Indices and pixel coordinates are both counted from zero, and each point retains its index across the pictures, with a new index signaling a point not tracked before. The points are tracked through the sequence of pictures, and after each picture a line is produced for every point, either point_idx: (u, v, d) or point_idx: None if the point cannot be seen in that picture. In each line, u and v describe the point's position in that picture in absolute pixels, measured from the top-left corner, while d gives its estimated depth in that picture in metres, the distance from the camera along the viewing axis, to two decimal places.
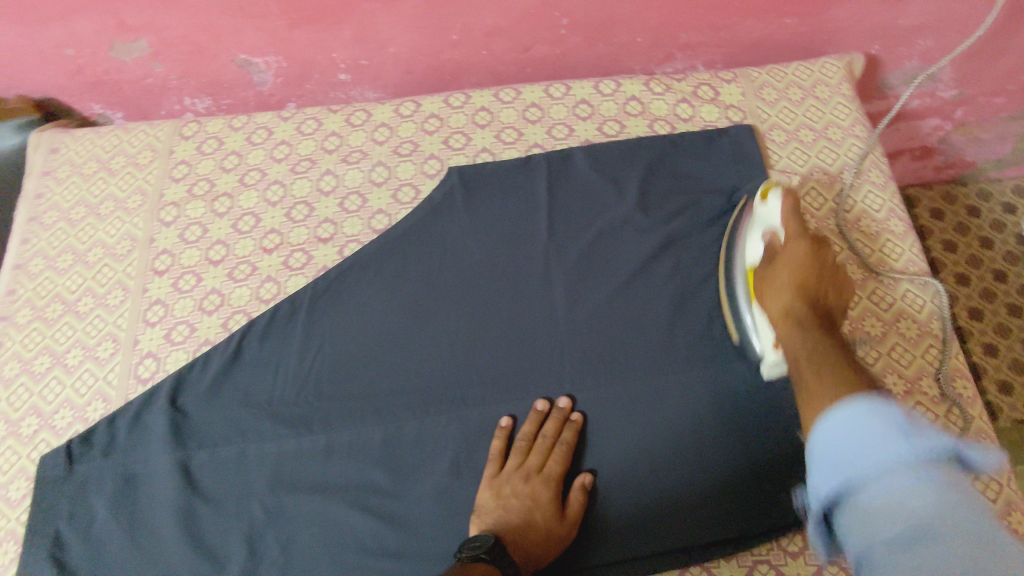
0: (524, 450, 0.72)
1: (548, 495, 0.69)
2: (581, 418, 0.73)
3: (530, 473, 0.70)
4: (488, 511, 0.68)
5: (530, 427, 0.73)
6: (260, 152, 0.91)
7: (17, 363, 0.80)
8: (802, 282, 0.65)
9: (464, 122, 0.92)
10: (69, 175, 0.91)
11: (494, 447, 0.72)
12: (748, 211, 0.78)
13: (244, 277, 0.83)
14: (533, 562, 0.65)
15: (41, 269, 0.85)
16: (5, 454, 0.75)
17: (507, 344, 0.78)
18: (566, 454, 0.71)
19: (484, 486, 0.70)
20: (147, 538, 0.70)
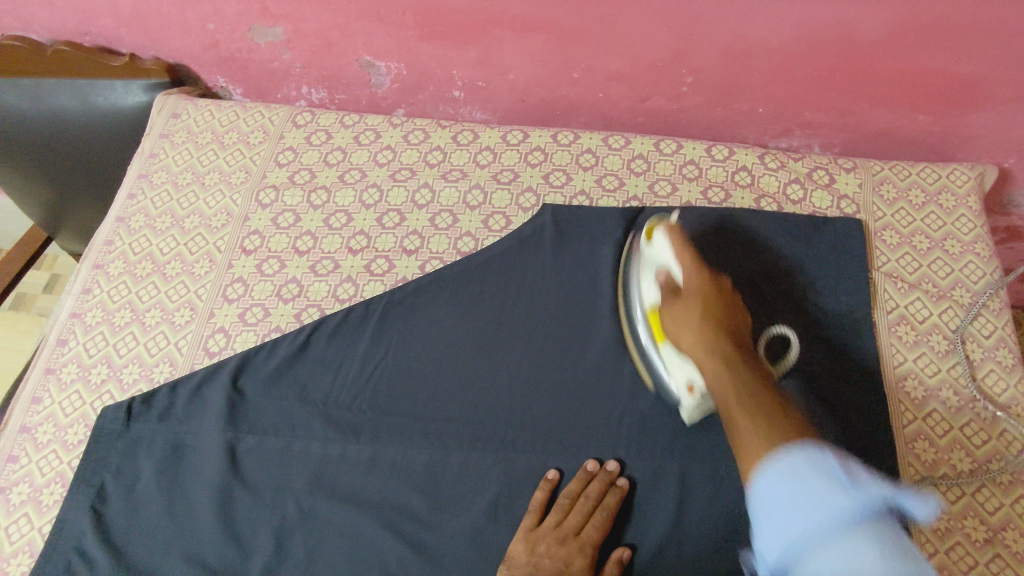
0: (565, 508, 0.70)
1: (582, 562, 0.67)
2: (628, 483, 0.71)
3: (568, 535, 0.68)
4: (520, 564, 0.66)
5: (576, 484, 0.71)
6: (364, 153, 0.92)
7: (100, 311, 0.82)
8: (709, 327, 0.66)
9: (568, 161, 0.91)
10: (183, 140, 0.94)
11: (537, 498, 0.71)
12: (636, 251, 0.80)
13: (325, 272, 0.84)
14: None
15: (140, 226, 0.88)
16: (70, 397, 0.77)
17: (568, 395, 0.76)
18: (607, 519, 0.68)
19: (519, 537, 0.68)
20: (184, 510, 0.71)
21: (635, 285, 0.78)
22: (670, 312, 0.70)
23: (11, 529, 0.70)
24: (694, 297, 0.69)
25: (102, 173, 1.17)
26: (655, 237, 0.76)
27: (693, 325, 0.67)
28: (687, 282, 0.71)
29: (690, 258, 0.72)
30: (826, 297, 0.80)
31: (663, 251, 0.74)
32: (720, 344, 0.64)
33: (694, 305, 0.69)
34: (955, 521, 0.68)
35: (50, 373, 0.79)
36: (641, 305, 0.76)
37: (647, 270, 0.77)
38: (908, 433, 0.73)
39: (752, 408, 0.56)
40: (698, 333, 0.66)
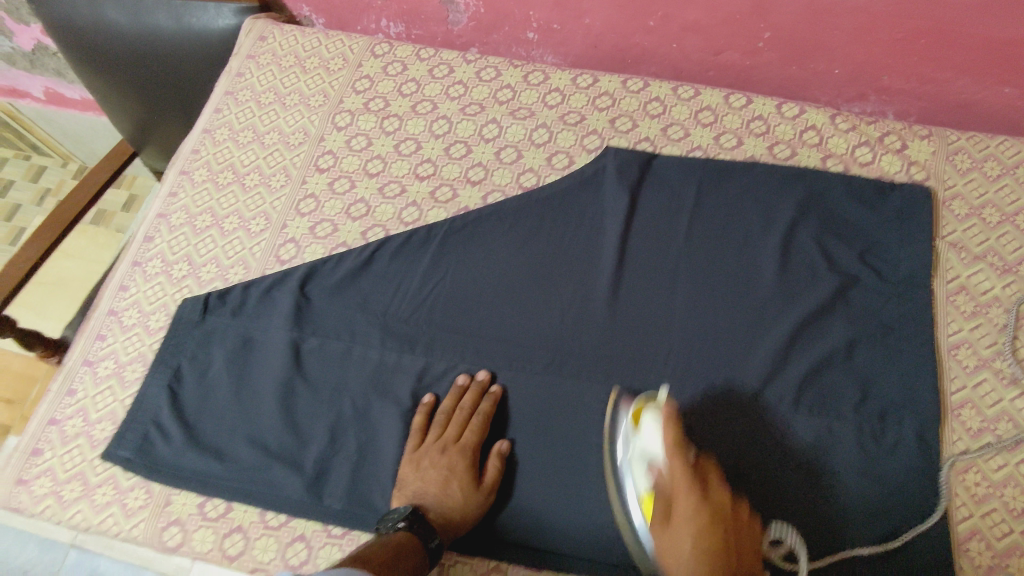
0: (442, 423, 0.74)
1: (463, 464, 0.71)
2: (499, 391, 0.76)
3: (447, 444, 0.73)
4: (410, 483, 0.71)
5: (450, 401, 0.76)
6: (437, 86, 0.95)
7: (184, 214, 0.88)
8: (709, 524, 0.57)
9: (635, 108, 0.92)
10: (268, 62, 0.99)
11: (414, 422, 0.75)
12: (624, 425, 0.71)
13: (392, 195, 0.88)
14: (456, 529, 0.69)
15: (224, 138, 0.93)
16: (154, 288, 0.84)
17: (614, 331, 0.79)
18: (482, 425, 0.74)
19: (405, 458, 0.73)
20: (251, 397, 0.77)
21: (624, 446, 0.70)
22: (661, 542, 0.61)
23: (97, 398, 0.77)
24: (680, 454, 0.62)
25: (185, 94, 1.23)
26: (643, 423, 0.68)
27: (687, 501, 0.59)
28: (678, 507, 0.60)
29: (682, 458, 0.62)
30: (881, 260, 0.80)
31: (650, 436, 0.66)
32: (704, 532, 0.57)
33: (672, 454, 0.62)
34: (989, 488, 0.70)
35: (137, 266, 0.85)
36: (628, 478, 0.68)
37: (636, 453, 0.68)
38: (955, 401, 0.74)
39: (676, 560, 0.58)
40: (673, 454, 0.62)
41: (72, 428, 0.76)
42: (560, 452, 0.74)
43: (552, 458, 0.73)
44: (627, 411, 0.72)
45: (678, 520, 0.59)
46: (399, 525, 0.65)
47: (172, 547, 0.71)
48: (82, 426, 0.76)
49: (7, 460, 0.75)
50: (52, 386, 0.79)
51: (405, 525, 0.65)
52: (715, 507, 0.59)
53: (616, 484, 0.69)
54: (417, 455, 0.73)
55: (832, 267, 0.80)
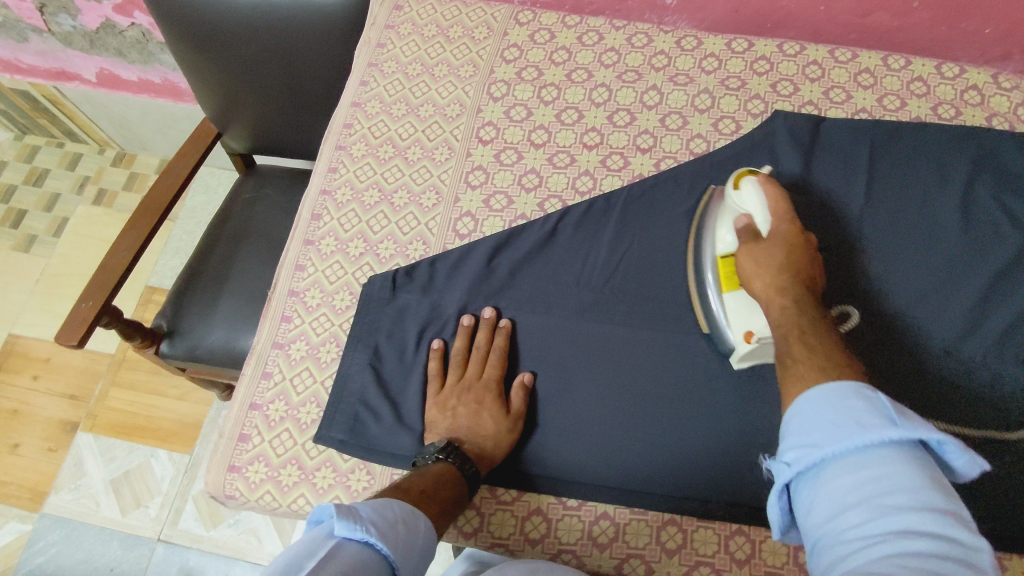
0: (459, 363, 0.75)
1: (491, 396, 0.73)
2: (509, 324, 0.78)
3: (471, 381, 0.74)
4: (439, 422, 0.72)
5: (462, 341, 0.76)
6: (589, 54, 0.94)
7: (349, 190, 0.86)
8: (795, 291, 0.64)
9: (794, 71, 0.92)
10: (409, 32, 0.96)
11: (431, 367, 0.76)
12: (719, 199, 0.80)
13: (563, 165, 0.87)
14: (487, 461, 0.70)
15: (378, 112, 0.91)
16: (332, 267, 0.81)
17: (810, 293, 0.79)
18: (501, 359, 0.75)
19: (430, 401, 0.74)
20: (441, 379, 0.75)
21: (711, 234, 0.78)
22: (745, 264, 0.69)
23: (295, 380, 0.75)
24: (778, 242, 0.68)
25: (289, 74, 1.18)
26: (743, 185, 0.73)
27: (778, 258, 0.67)
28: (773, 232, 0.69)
29: (784, 205, 0.71)
30: None
31: (751, 199, 0.72)
32: (794, 300, 0.63)
33: (781, 220, 0.70)
34: None
35: (310, 245, 0.83)
36: (713, 250, 0.77)
37: (728, 217, 0.75)
38: None
39: (794, 331, 0.60)
40: (786, 249, 0.68)
41: (277, 412, 0.74)
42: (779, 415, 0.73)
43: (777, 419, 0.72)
44: (724, 189, 0.79)
45: (765, 267, 0.67)
46: (436, 457, 0.67)
47: None
48: (287, 409, 0.74)
49: (214, 446, 0.73)
50: (245, 370, 0.77)
51: (442, 457, 0.67)
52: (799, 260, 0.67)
53: (700, 283, 0.78)
54: (440, 397, 0.74)
55: (1015, 223, 0.81)
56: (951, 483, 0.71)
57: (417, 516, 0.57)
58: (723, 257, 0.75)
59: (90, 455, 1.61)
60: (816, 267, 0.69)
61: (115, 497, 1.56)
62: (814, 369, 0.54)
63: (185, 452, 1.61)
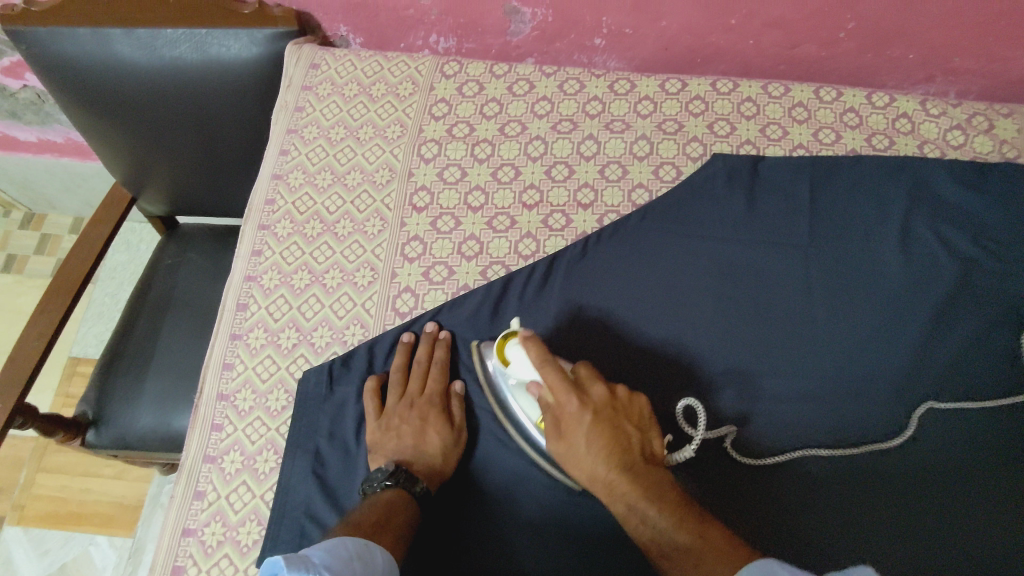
0: (399, 381, 0.74)
1: (434, 411, 0.71)
2: (449, 336, 0.76)
3: (413, 398, 0.73)
4: (384, 442, 0.70)
5: (401, 358, 0.75)
6: (521, 105, 0.90)
7: (277, 274, 0.79)
8: (611, 464, 0.61)
9: (730, 110, 0.90)
10: (329, 93, 0.90)
11: (369, 388, 0.73)
12: (492, 363, 0.73)
13: (504, 228, 0.82)
14: (439, 477, 0.68)
15: (301, 184, 0.84)
16: (264, 363, 0.75)
17: (763, 343, 0.77)
18: (442, 372, 0.74)
19: (371, 424, 0.72)
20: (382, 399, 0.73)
21: (513, 399, 0.71)
22: (557, 451, 0.65)
23: (232, 497, 0.69)
24: (574, 425, 0.63)
25: (206, 144, 1.10)
26: (509, 354, 0.68)
27: (584, 457, 0.62)
28: (566, 418, 0.64)
29: (555, 370, 0.64)
30: (998, 238, 0.81)
31: (525, 366, 0.67)
32: (608, 461, 0.61)
33: (562, 391, 0.64)
34: None
35: (237, 339, 0.76)
36: (527, 419, 0.69)
37: (520, 390, 0.70)
38: None
39: (653, 543, 0.57)
40: (591, 467, 0.62)
41: (214, 536, 0.68)
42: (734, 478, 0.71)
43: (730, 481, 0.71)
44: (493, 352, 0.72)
45: (573, 442, 0.63)
46: (386, 484, 0.65)
47: None
48: (225, 531, 0.68)
49: None
50: (174, 491, 0.70)
51: (391, 482, 0.65)
52: (598, 401, 0.64)
53: (522, 432, 0.71)
54: (383, 419, 0.72)
55: (955, 254, 0.80)
56: (915, 526, 0.69)
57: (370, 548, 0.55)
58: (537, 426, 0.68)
59: (20, 551, 1.48)
60: (592, 385, 0.65)
61: None
62: (690, 527, 0.55)
63: (127, 536, 1.50)
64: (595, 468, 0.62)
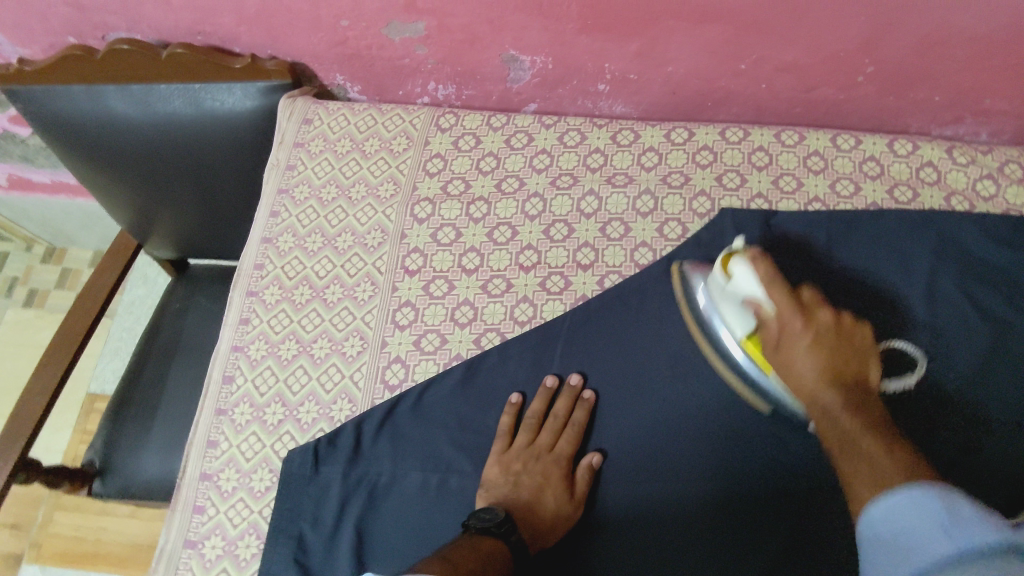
0: (535, 428, 0.72)
1: (559, 472, 0.69)
2: (593, 397, 0.73)
3: (542, 450, 0.70)
4: (499, 485, 0.68)
5: (540, 404, 0.73)
6: (519, 158, 0.86)
7: (263, 344, 0.77)
8: (828, 354, 0.59)
9: (740, 161, 0.85)
10: (321, 150, 0.88)
11: (503, 424, 0.72)
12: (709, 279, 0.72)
13: (499, 293, 0.79)
14: (539, 538, 0.66)
15: (291, 248, 0.82)
16: (249, 440, 0.72)
17: (774, 418, 0.71)
18: (578, 434, 0.71)
19: (493, 461, 0.70)
20: (511, 443, 0.71)
21: (715, 316, 0.71)
22: (775, 364, 0.63)
23: None
24: (800, 330, 0.61)
25: (205, 193, 1.09)
26: (734, 271, 0.68)
27: (802, 360, 0.60)
28: (789, 328, 0.62)
29: (781, 290, 0.64)
30: None
31: (745, 282, 0.67)
32: (821, 366, 0.59)
33: (790, 310, 0.63)
34: None
35: (222, 415, 0.74)
36: (729, 333, 0.69)
37: (727, 302, 0.69)
38: None
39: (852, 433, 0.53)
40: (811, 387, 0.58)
41: None
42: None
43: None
44: (713, 269, 0.71)
45: (796, 351, 0.61)
46: (485, 527, 0.61)
47: None
48: None
49: None
50: None
51: (490, 530, 0.62)
52: (824, 326, 0.61)
53: (720, 348, 0.72)
54: (504, 459, 0.70)
55: (984, 316, 0.74)
56: None
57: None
58: (743, 339, 0.68)
59: None
60: (819, 309, 0.63)
61: None
62: (886, 457, 0.49)
63: None
64: (806, 378, 0.59)
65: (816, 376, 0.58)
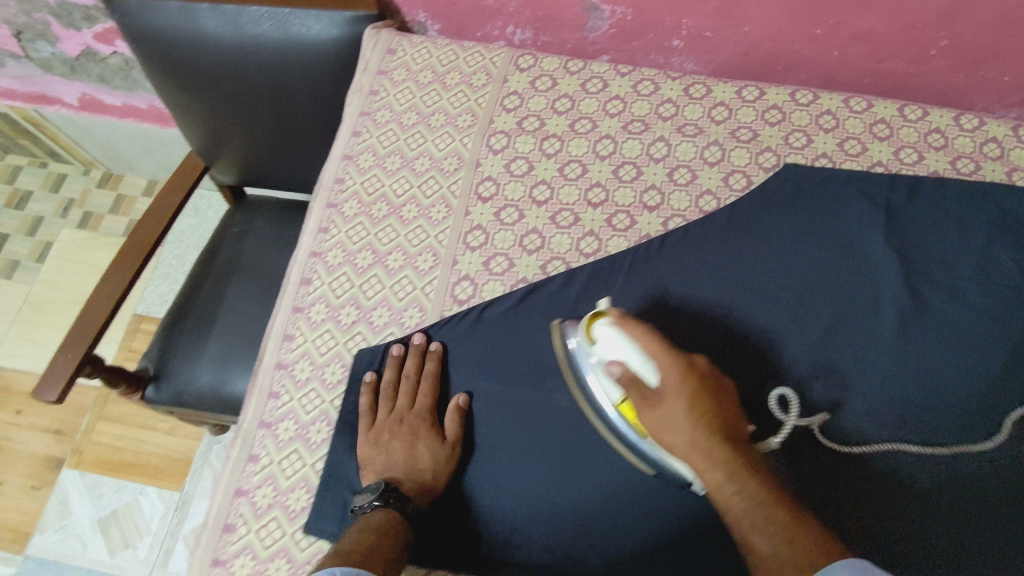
0: (395, 393, 0.74)
1: (422, 429, 0.72)
2: (438, 348, 0.76)
3: (403, 413, 0.73)
4: (374, 460, 0.71)
5: (394, 371, 0.75)
6: (593, 102, 0.89)
7: (341, 252, 0.81)
8: (706, 429, 0.60)
9: (808, 122, 0.88)
10: (403, 79, 0.91)
11: (364, 403, 0.74)
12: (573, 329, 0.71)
13: (567, 225, 0.82)
14: (429, 494, 0.69)
15: (370, 166, 0.86)
16: (323, 337, 0.77)
17: (818, 351, 0.75)
18: (432, 386, 0.74)
19: (363, 433, 0.72)
20: (373, 414, 0.74)
21: (584, 361, 0.69)
22: (651, 424, 0.62)
23: (284, 463, 0.72)
24: (675, 396, 0.61)
25: (280, 117, 1.13)
26: (596, 331, 0.66)
27: (683, 435, 0.60)
28: (668, 387, 0.61)
29: (670, 357, 0.62)
30: None
31: (611, 346, 0.64)
32: (711, 439, 0.59)
33: (672, 368, 0.62)
34: None
35: (299, 313, 0.78)
36: (606, 398, 0.67)
37: (599, 367, 0.67)
38: None
39: (728, 495, 0.57)
40: (690, 447, 0.60)
41: (265, 499, 0.70)
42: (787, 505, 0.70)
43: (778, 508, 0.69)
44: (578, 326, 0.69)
45: (671, 412, 0.61)
46: (375, 504, 0.66)
47: None
48: (275, 495, 0.70)
49: (198, 536, 0.70)
50: (230, 453, 0.73)
51: (379, 503, 0.66)
52: (705, 393, 0.61)
53: (589, 402, 0.71)
54: (375, 432, 0.72)
55: None
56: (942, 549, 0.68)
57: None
58: (619, 404, 0.66)
59: (77, 493, 1.57)
60: (705, 367, 0.63)
61: (103, 538, 1.52)
62: (780, 526, 0.54)
63: (174, 489, 1.56)
64: (685, 441, 0.60)
65: (689, 446, 0.60)
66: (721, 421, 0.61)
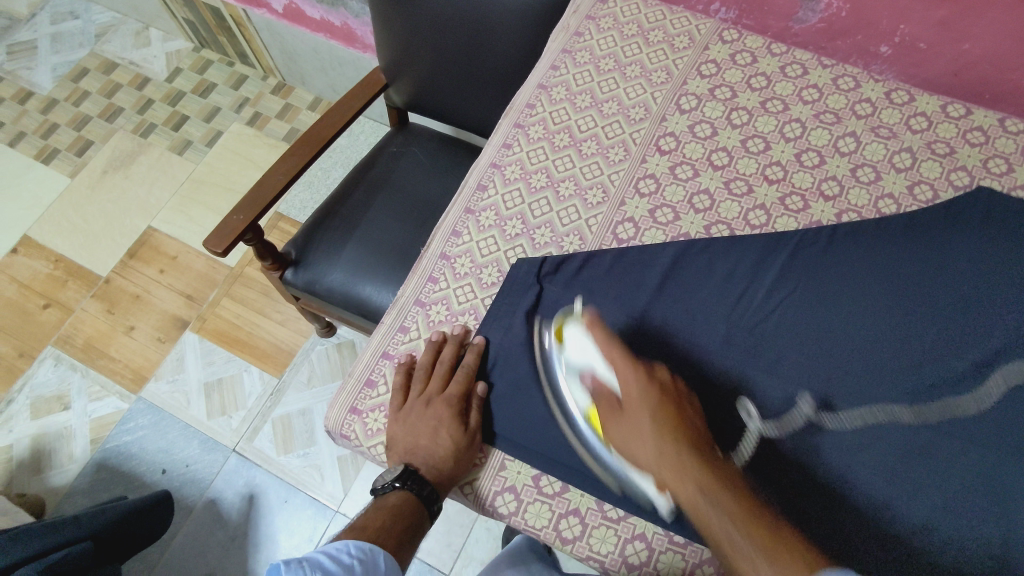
0: (422, 378, 0.73)
1: (449, 415, 0.70)
2: (483, 344, 0.75)
3: (431, 397, 0.71)
4: (399, 441, 0.70)
5: (428, 356, 0.74)
6: (789, 86, 0.90)
7: (519, 169, 0.87)
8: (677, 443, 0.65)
9: (1011, 150, 0.84)
10: (608, 27, 0.96)
11: (395, 382, 0.73)
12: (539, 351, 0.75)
13: (739, 193, 0.83)
14: (448, 479, 0.68)
15: (562, 99, 0.91)
16: (488, 241, 0.82)
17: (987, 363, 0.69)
18: (467, 377, 0.72)
19: (392, 419, 0.71)
20: (406, 393, 0.73)
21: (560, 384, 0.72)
22: (620, 431, 0.68)
23: None
24: (637, 408, 0.68)
25: (471, 49, 1.20)
26: (567, 336, 0.74)
27: (643, 425, 0.66)
28: (629, 395, 0.69)
29: (625, 362, 0.71)
30: None
31: (580, 349, 0.73)
32: (674, 451, 0.64)
33: (626, 371, 0.70)
34: None
35: (470, 213, 0.84)
36: (573, 404, 0.71)
37: (571, 372, 0.72)
38: None
39: (726, 541, 0.60)
40: (657, 455, 0.65)
41: None
42: (920, 490, 0.64)
43: (911, 490, 0.64)
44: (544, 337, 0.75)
45: (638, 416, 0.67)
46: (394, 485, 0.67)
47: (501, 514, 0.70)
48: None
49: (341, 386, 0.76)
50: (386, 320, 0.79)
51: (398, 485, 0.67)
52: (675, 391, 0.69)
53: (560, 409, 0.71)
54: (403, 412, 0.72)
55: None
56: None
57: (373, 553, 0.62)
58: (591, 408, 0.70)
59: (192, 354, 1.71)
60: (638, 367, 0.71)
61: (204, 400, 1.65)
62: (769, 550, 0.59)
63: (274, 375, 1.68)
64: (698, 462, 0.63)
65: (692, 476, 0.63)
66: (672, 415, 0.67)
